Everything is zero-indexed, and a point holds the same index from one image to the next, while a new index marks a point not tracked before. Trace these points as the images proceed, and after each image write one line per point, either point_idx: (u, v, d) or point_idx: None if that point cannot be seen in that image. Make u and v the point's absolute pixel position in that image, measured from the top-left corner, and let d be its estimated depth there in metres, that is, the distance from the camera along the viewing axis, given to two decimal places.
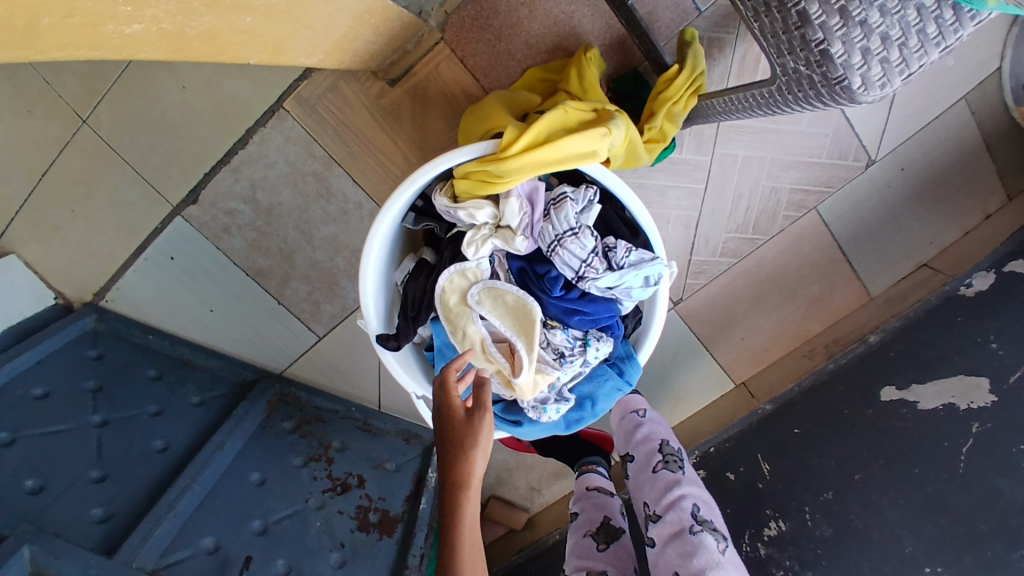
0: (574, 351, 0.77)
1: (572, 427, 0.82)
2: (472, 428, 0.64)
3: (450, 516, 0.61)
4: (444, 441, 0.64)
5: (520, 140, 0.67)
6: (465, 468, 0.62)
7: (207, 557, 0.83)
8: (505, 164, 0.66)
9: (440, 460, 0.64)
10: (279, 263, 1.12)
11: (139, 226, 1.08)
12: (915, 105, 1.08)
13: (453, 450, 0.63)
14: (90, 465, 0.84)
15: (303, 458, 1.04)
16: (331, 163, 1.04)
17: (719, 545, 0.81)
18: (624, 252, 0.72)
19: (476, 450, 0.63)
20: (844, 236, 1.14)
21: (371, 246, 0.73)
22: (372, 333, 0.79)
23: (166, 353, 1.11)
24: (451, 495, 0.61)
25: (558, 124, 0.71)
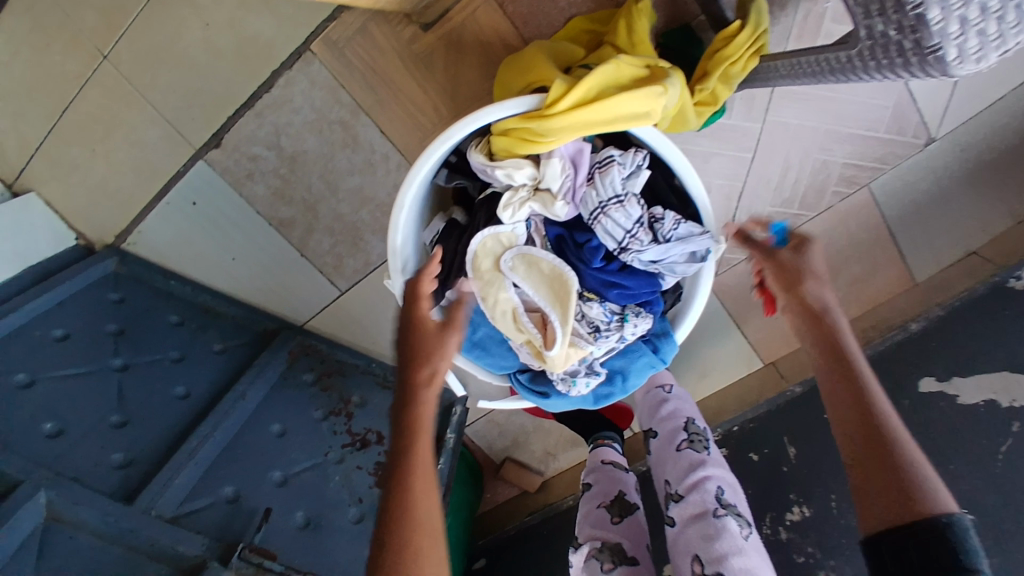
0: (611, 326, 0.75)
1: (601, 402, 0.81)
2: (441, 338, 0.66)
3: (405, 412, 0.62)
4: (410, 345, 0.66)
5: (567, 96, 0.62)
6: (428, 369, 0.64)
7: (227, 506, 0.83)
8: (549, 120, 0.62)
9: (404, 360, 0.65)
10: (302, 213, 1.08)
11: (159, 168, 1.06)
12: (979, 81, 1.00)
13: (418, 354, 0.65)
14: (111, 409, 0.84)
15: (323, 412, 1.04)
16: (358, 111, 0.99)
17: (742, 530, 0.80)
18: (672, 224, 0.70)
19: (442, 356, 0.65)
20: (894, 216, 1.08)
21: (403, 201, 0.69)
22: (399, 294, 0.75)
23: (188, 301, 1.09)
24: (411, 390, 0.63)
25: (614, 79, 0.65)
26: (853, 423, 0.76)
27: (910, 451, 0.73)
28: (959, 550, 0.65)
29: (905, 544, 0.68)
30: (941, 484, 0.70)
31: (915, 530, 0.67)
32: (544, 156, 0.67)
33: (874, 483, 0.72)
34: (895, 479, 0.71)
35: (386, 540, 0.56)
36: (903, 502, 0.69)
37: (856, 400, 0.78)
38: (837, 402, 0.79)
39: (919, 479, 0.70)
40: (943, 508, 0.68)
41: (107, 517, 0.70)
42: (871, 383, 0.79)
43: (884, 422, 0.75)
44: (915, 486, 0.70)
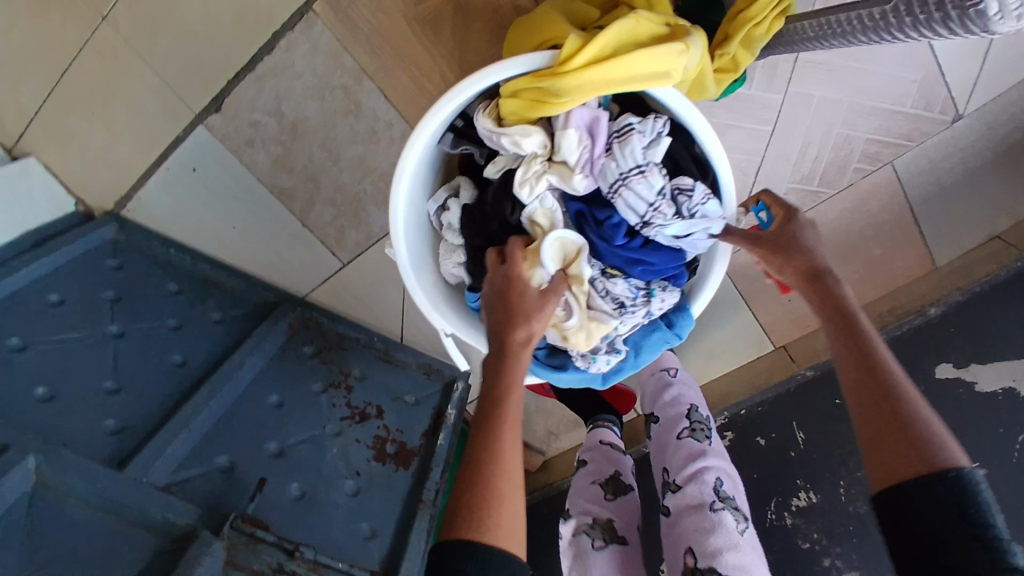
0: (636, 302, 0.74)
1: (610, 379, 0.81)
2: (540, 302, 0.64)
3: (498, 372, 0.60)
4: (507, 304, 0.64)
5: (583, 52, 0.59)
6: (523, 333, 0.61)
7: (219, 476, 0.82)
8: (563, 78, 0.59)
9: (499, 319, 0.63)
10: (304, 183, 1.05)
11: (157, 135, 1.03)
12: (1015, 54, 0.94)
13: (515, 313, 0.62)
14: (105, 377, 0.83)
15: (321, 385, 1.02)
16: (361, 76, 0.95)
17: (737, 525, 0.77)
18: (699, 197, 0.66)
19: (538, 321, 0.62)
20: (917, 197, 1.03)
21: (403, 166, 0.66)
22: (401, 264, 0.72)
23: (186, 270, 1.07)
24: (507, 351, 0.61)
25: (631, 35, 0.61)
26: (851, 360, 0.57)
27: (898, 377, 0.55)
28: (968, 508, 0.49)
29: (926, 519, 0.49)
30: (948, 432, 0.52)
31: (937, 487, 0.49)
32: (560, 127, 0.65)
33: (879, 436, 0.53)
34: (900, 421, 0.53)
35: (465, 501, 0.53)
36: (900, 446, 0.52)
37: (870, 351, 0.57)
38: (846, 352, 0.58)
39: (928, 427, 0.52)
40: (953, 458, 0.50)
41: (95, 484, 0.69)
42: (856, 309, 0.60)
43: (881, 360, 0.56)
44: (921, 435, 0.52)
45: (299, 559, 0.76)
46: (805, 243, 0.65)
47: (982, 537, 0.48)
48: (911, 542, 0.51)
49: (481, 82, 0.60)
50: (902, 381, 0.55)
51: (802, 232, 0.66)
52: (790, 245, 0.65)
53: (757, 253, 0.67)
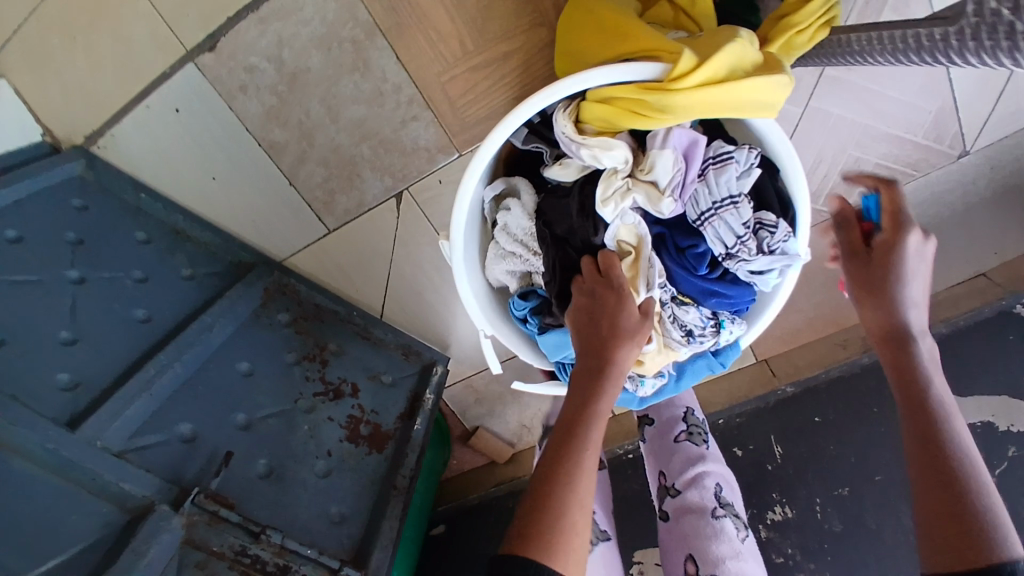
0: (705, 331, 0.76)
1: (644, 404, 0.85)
2: (640, 326, 0.67)
3: (597, 386, 0.63)
4: (611, 321, 0.67)
5: (698, 73, 0.60)
6: (620, 355, 0.65)
7: (182, 445, 0.76)
8: (671, 101, 0.60)
9: (603, 336, 0.66)
10: (296, 138, 0.98)
11: (142, 68, 0.93)
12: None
13: (619, 334, 0.66)
14: (62, 325, 0.75)
15: (295, 356, 0.96)
16: (373, 32, 0.89)
17: (738, 532, 0.79)
18: (781, 235, 0.68)
19: (636, 345, 0.66)
20: (914, 227, 1.04)
21: (477, 161, 0.67)
22: (454, 255, 0.74)
23: (158, 218, 0.99)
24: (606, 369, 0.64)
25: (741, 59, 0.62)
26: (915, 421, 0.58)
27: (965, 451, 0.55)
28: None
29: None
30: (1011, 523, 0.50)
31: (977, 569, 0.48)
32: (656, 148, 0.66)
33: (927, 504, 0.53)
34: (955, 499, 0.52)
35: (533, 519, 0.54)
36: (949, 521, 0.51)
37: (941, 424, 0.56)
38: (912, 419, 0.58)
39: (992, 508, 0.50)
40: (1010, 547, 0.48)
41: (45, 443, 0.62)
42: (933, 381, 0.60)
43: (946, 431, 0.56)
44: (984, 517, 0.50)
45: (264, 543, 0.72)
46: (899, 280, 0.64)
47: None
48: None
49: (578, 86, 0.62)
50: (967, 456, 0.54)
51: (898, 266, 0.64)
52: (880, 278, 0.65)
53: (849, 277, 0.69)
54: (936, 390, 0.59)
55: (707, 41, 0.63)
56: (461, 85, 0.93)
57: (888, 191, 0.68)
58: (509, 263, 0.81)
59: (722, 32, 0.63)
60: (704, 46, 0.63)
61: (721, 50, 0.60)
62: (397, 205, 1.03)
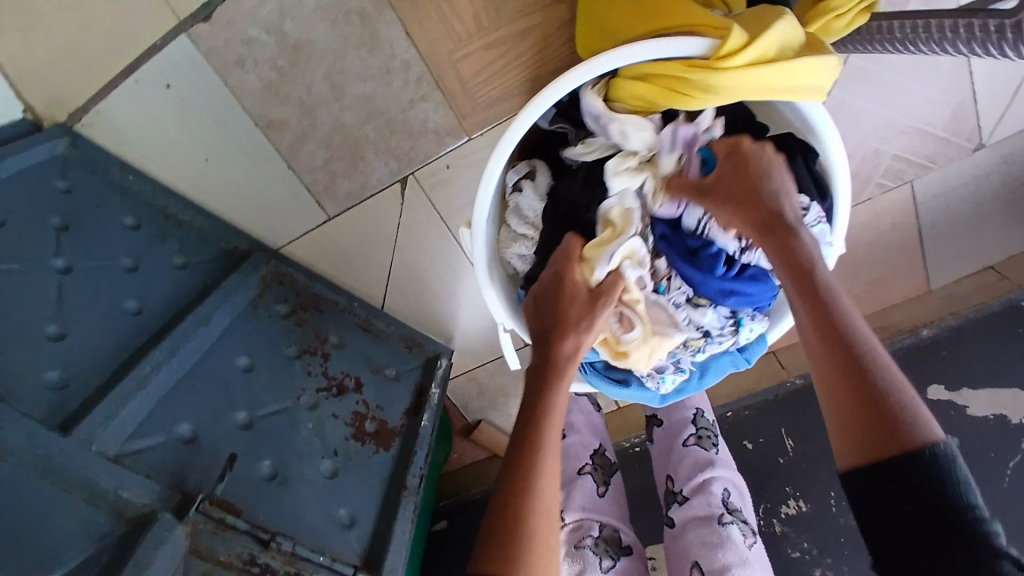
0: (725, 330, 0.74)
1: (666, 401, 0.82)
2: (594, 315, 0.67)
3: (546, 377, 0.65)
4: (564, 313, 0.68)
5: (750, 51, 0.57)
6: (571, 345, 0.67)
7: (180, 446, 0.72)
8: (718, 81, 0.58)
9: (557, 328, 0.68)
10: (297, 116, 0.92)
11: (130, 35, 0.83)
12: None
13: (571, 326, 0.67)
14: (48, 317, 0.71)
15: (296, 349, 0.92)
16: (383, 4, 0.83)
17: (745, 539, 0.79)
18: (814, 218, 0.65)
19: (588, 336, 0.67)
20: (927, 220, 1.04)
21: (501, 146, 0.63)
22: (475, 244, 0.71)
23: (147, 200, 0.93)
24: (558, 362, 0.66)
25: (790, 39, 0.60)
26: (813, 333, 0.52)
27: (873, 347, 0.51)
28: (947, 484, 0.45)
29: (905, 507, 0.45)
30: (923, 402, 0.48)
31: (909, 476, 0.45)
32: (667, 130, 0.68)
33: (846, 417, 0.49)
34: (870, 400, 0.48)
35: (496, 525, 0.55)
36: (871, 427, 0.47)
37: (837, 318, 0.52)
38: (808, 321, 0.53)
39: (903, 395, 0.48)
40: (929, 432, 0.46)
41: (37, 449, 0.58)
42: (820, 272, 0.55)
43: (850, 330, 0.51)
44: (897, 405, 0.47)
45: (274, 551, 0.68)
46: (755, 187, 0.61)
47: (970, 522, 0.43)
48: (895, 535, 0.46)
49: (622, 62, 0.58)
50: (872, 351, 0.50)
51: (754, 175, 0.61)
52: (740, 194, 0.61)
53: (712, 212, 0.64)
54: (827, 286, 0.54)
55: (756, 18, 0.61)
56: (474, 63, 0.88)
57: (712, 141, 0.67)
58: (523, 248, 0.77)
59: (771, 10, 0.61)
60: (752, 24, 0.60)
61: (773, 27, 0.58)
62: (402, 190, 0.98)
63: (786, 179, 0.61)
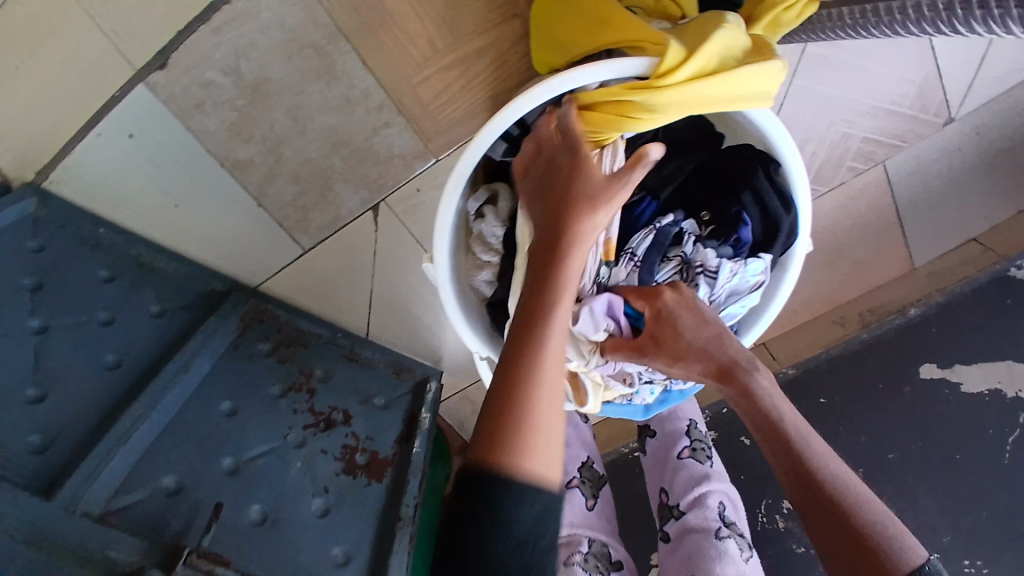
0: None
1: (650, 412, 0.84)
2: (609, 184, 0.58)
3: (555, 263, 0.57)
4: (574, 186, 0.59)
5: (688, 66, 0.58)
6: (586, 218, 0.58)
7: (167, 500, 0.71)
8: (659, 100, 0.58)
9: (565, 202, 0.59)
10: (262, 155, 0.91)
11: (90, 89, 0.83)
12: (1002, 66, 0.94)
13: (583, 199, 0.58)
14: (26, 381, 0.71)
15: (281, 387, 0.91)
16: (337, 36, 0.83)
17: (742, 553, 0.81)
18: (725, 278, 0.70)
19: (602, 208, 0.58)
20: (904, 199, 1.03)
21: (469, 150, 0.64)
22: (439, 276, 0.73)
23: (120, 250, 0.91)
24: (568, 238, 0.58)
25: (729, 47, 0.60)
26: (790, 480, 0.59)
27: (848, 481, 0.57)
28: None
29: None
30: (905, 526, 0.54)
31: None
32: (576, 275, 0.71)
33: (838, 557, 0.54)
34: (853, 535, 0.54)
35: (500, 424, 0.49)
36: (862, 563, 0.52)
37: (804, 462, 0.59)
38: (786, 466, 0.60)
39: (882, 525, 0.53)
40: (915, 557, 0.52)
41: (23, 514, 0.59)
42: (783, 416, 0.62)
43: (821, 471, 0.58)
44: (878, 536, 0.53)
45: None
46: (688, 334, 0.67)
47: None
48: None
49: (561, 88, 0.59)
50: (844, 488, 0.56)
51: (679, 324, 0.66)
52: (679, 346, 0.67)
53: (657, 365, 0.69)
54: (791, 429, 0.61)
55: (692, 30, 0.61)
56: (434, 86, 0.87)
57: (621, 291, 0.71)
58: (489, 273, 0.77)
59: (706, 21, 0.61)
60: (688, 37, 0.60)
61: (707, 39, 0.58)
62: (375, 218, 0.98)
63: (716, 320, 0.67)
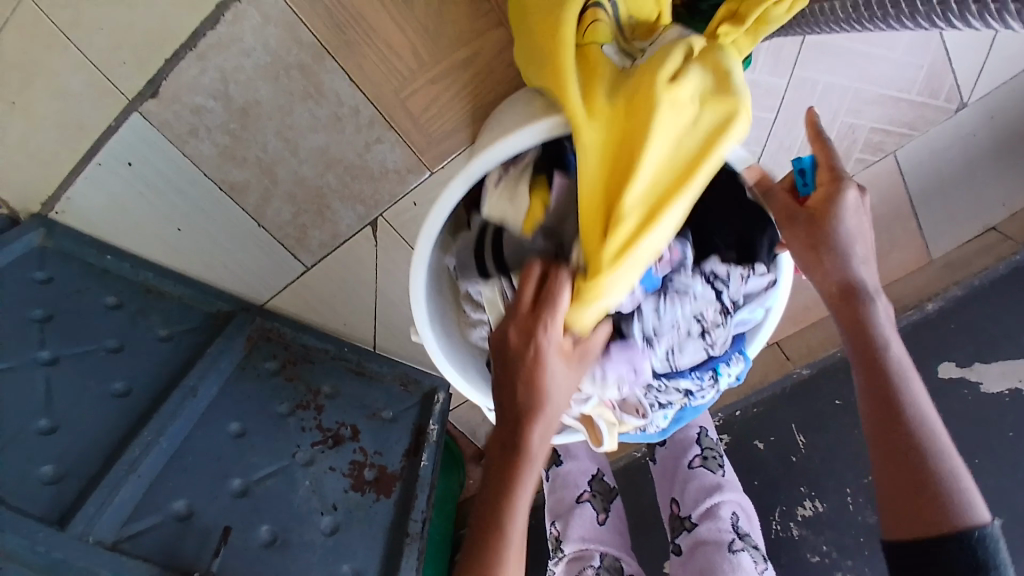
0: (704, 386, 0.73)
1: (667, 432, 0.83)
2: (543, 393, 0.58)
3: (503, 486, 0.57)
4: (512, 397, 0.59)
5: (628, 210, 0.54)
6: (524, 437, 0.58)
7: (177, 524, 0.73)
8: (613, 256, 0.55)
9: (507, 414, 0.59)
10: (258, 176, 0.92)
11: (85, 124, 0.83)
12: (1016, 47, 0.89)
13: (520, 415, 0.58)
14: (38, 412, 0.73)
15: (289, 406, 0.92)
16: (321, 54, 0.82)
17: (756, 565, 0.80)
18: (738, 284, 0.68)
19: (539, 422, 0.58)
20: (917, 188, 1.00)
21: (441, 199, 0.62)
22: (428, 346, 0.72)
23: (127, 279, 0.94)
24: (514, 458, 0.58)
25: (671, 137, 0.54)
26: (875, 415, 0.59)
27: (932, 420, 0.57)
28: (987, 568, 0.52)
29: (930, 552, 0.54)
30: (976, 487, 0.55)
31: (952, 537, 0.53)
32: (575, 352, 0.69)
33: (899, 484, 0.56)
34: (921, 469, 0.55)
35: None
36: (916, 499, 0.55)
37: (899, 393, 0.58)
38: (878, 384, 0.59)
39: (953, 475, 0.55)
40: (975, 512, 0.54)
41: (36, 547, 0.61)
42: (889, 344, 0.60)
43: (911, 414, 0.57)
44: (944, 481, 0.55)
45: None
46: (845, 241, 0.61)
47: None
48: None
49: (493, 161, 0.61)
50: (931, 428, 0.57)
51: (841, 229, 0.61)
52: (831, 244, 0.61)
53: (792, 245, 0.64)
54: (891, 359, 0.59)
55: (622, 131, 0.55)
56: (422, 99, 0.87)
57: (821, 148, 0.63)
58: (483, 329, 0.76)
59: (636, 105, 0.54)
60: (620, 150, 0.55)
61: (638, 169, 0.53)
62: (373, 233, 0.98)
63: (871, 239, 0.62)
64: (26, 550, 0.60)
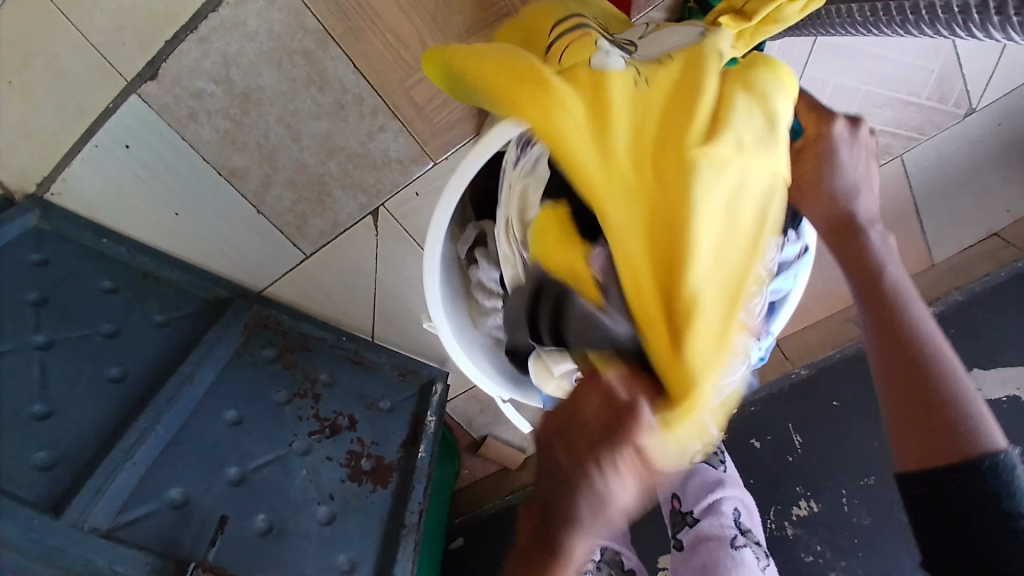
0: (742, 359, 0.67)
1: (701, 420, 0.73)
2: (589, 515, 0.47)
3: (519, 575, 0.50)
4: (555, 498, 0.48)
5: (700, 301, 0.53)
6: (557, 547, 0.48)
7: (172, 512, 0.73)
8: (696, 357, 0.52)
9: (546, 508, 0.48)
10: (258, 162, 0.90)
11: (82, 105, 0.82)
12: None
13: (556, 520, 0.48)
14: (33, 398, 0.72)
15: (286, 394, 0.91)
16: (326, 40, 0.81)
17: (758, 561, 0.81)
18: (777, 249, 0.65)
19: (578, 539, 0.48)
20: (922, 190, 0.99)
21: (454, 178, 0.62)
22: (442, 335, 0.72)
23: (123, 262, 0.92)
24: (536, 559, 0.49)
25: (725, 211, 0.53)
26: (881, 340, 0.57)
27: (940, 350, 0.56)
28: (999, 487, 0.51)
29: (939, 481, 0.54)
30: (989, 408, 0.54)
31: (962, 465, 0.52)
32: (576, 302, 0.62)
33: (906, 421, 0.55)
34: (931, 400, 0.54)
35: None
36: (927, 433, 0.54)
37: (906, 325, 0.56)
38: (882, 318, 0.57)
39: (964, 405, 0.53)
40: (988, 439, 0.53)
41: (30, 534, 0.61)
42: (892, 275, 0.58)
43: (919, 337, 0.56)
44: (954, 410, 0.54)
45: None
46: (835, 175, 0.60)
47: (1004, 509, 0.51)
48: (938, 517, 0.54)
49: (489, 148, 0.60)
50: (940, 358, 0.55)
51: (830, 162, 0.60)
52: (821, 179, 0.60)
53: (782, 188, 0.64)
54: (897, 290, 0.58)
55: (666, 209, 0.53)
56: (427, 89, 0.86)
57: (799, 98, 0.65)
58: (496, 317, 0.77)
59: (670, 189, 0.53)
60: (671, 231, 0.53)
61: (696, 247, 0.52)
62: (374, 223, 0.97)
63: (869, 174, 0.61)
64: (20, 536, 0.60)
